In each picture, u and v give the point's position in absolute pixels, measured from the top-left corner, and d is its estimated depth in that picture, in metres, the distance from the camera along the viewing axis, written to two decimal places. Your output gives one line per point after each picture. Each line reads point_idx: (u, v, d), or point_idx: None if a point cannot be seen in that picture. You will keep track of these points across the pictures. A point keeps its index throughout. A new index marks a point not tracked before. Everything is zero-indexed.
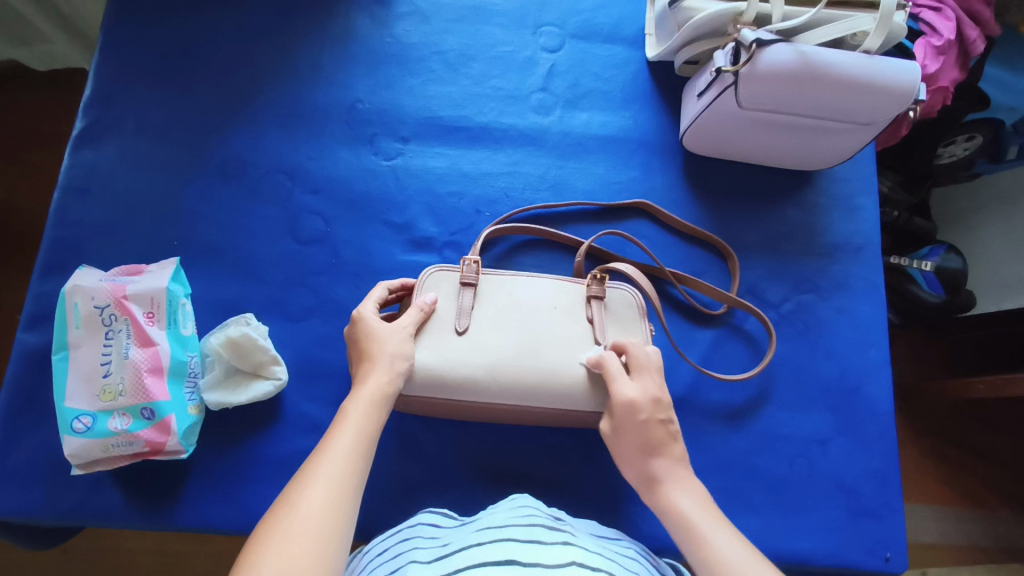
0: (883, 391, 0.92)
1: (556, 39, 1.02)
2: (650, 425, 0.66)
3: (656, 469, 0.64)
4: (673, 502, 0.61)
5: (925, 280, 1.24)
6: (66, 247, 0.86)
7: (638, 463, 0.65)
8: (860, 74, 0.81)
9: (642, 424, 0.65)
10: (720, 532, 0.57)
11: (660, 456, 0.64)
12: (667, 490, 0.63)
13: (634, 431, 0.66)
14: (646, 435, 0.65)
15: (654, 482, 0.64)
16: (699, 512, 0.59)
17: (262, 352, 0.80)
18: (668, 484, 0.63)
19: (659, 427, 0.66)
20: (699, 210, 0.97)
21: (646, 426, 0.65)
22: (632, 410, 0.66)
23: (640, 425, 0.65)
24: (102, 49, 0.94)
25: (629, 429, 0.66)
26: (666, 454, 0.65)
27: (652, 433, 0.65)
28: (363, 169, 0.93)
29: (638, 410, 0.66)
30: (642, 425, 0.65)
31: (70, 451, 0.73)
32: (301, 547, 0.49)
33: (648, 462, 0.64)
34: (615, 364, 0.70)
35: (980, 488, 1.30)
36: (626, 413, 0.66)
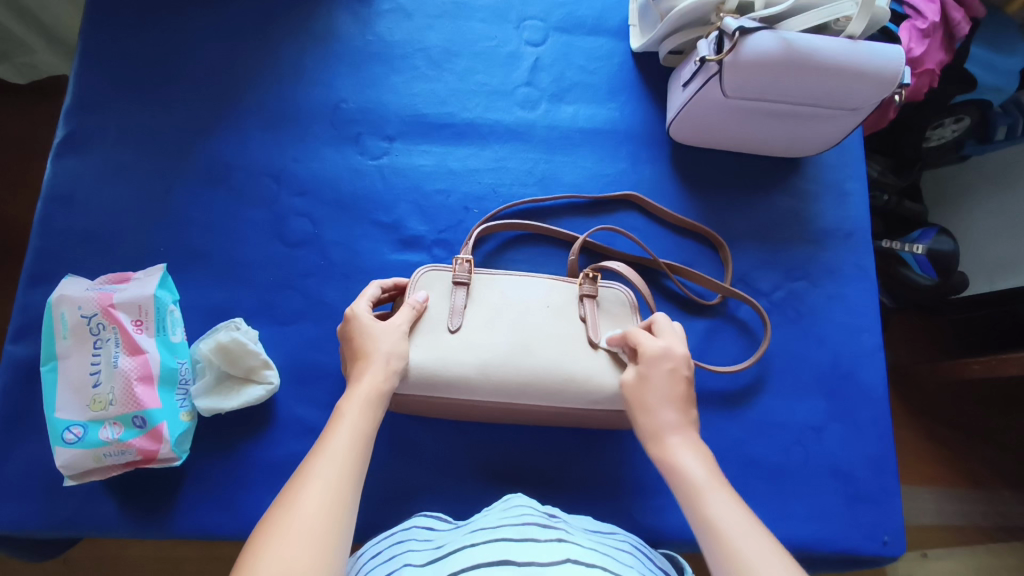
0: (877, 376, 0.92)
1: (539, 32, 1.01)
2: (673, 376, 0.64)
3: (662, 419, 0.62)
4: (676, 459, 0.59)
5: (917, 263, 1.24)
6: (52, 257, 0.85)
7: (652, 412, 0.63)
8: (845, 60, 0.80)
9: (666, 373, 0.64)
10: (720, 495, 0.55)
11: (672, 408, 0.63)
12: (669, 443, 0.61)
13: (659, 378, 0.64)
14: (664, 388, 0.64)
15: (658, 433, 0.61)
16: (703, 473, 0.57)
17: (253, 356, 0.80)
18: (670, 437, 0.61)
19: (680, 380, 0.64)
20: (688, 200, 0.97)
21: (670, 375, 0.64)
22: (659, 357, 0.65)
23: (663, 372, 0.64)
24: (82, 56, 0.94)
25: (653, 372, 0.64)
26: (677, 408, 0.63)
27: (674, 385, 0.64)
28: (349, 169, 0.92)
29: (667, 360, 0.65)
30: (667, 373, 0.64)
31: (62, 462, 0.73)
32: (299, 553, 0.48)
33: (658, 411, 0.63)
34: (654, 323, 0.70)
35: (976, 468, 1.31)
36: (653, 360, 0.65)
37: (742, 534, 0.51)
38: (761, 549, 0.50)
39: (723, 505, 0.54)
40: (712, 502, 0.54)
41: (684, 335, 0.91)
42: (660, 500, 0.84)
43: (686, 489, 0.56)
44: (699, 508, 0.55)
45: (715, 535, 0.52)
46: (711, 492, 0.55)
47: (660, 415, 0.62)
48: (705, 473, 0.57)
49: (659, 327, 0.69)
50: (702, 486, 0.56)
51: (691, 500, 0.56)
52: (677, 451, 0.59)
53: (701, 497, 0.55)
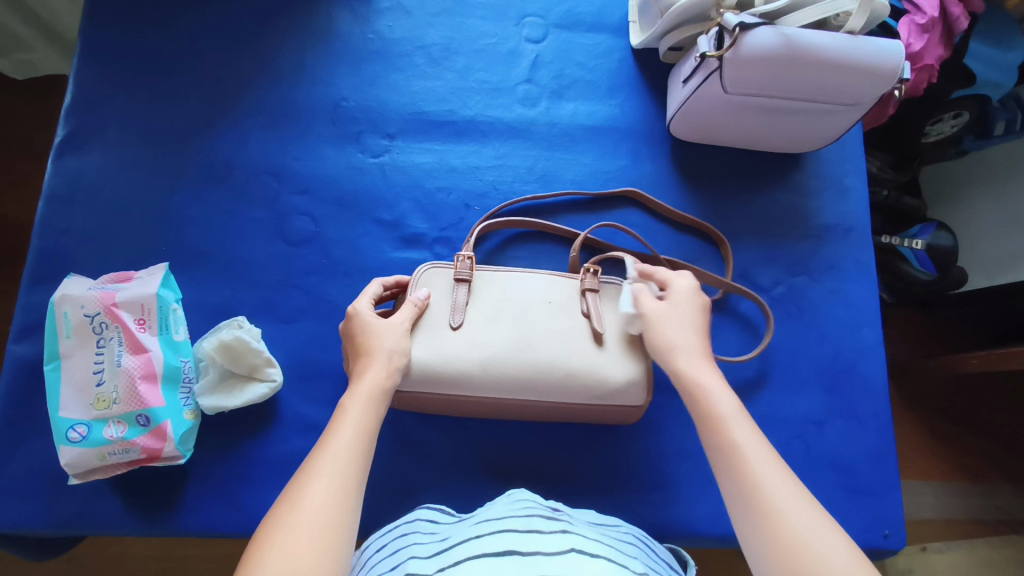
0: (878, 371, 0.92)
1: (539, 29, 1.02)
2: (684, 328, 0.68)
3: (684, 341, 0.67)
4: (732, 446, 0.57)
5: (916, 259, 1.24)
6: (53, 257, 0.86)
7: (670, 359, 0.66)
8: (844, 55, 0.81)
9: (676, 324, 0.68)
10: (782, 482, 0.54)
11: (698, 335, 0.68)
12: (687, 362, 0.66)
13: (676, 333, 0.68)
14: (698, 360, 0.66)
15: (678, 350, 0.66)
16: (763, 461, 0.55)
17: (255, 354, 0.80)
18: (689, 358, 0.66)
19: (694, 332, 0.68)
20: (689, 197, 0.97)
21: (677, 327, 0.68)
22: (671, 312, 0.69)
23: (672, 324, 0.68)
24: (82, 55, 0.93)
25: (660, 325, 0.69)
26: (698, 336, 0.68)
27: (684, 334, 0.68)
28: (350, 167, 0.92)
29: (671, 313, 0.69)
30: (675, 323, 0.68)
31: (66, 461, 0.73)
32: (303, 549, 0.49)
33: (682, 333, 0.68)
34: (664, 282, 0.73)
35: (975, 462, 1.31)
36: (659, 315, 0.69)
37: (809, 525, 0.50)
38: (774, 469, 0.55)
39: (783, 493, 0.53)
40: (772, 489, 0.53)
41: None
42: (662, 495, 0.84)
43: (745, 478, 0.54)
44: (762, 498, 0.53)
45: (731, 452, 0.57)
46: (776, 483, 0.53)
47: (677, 363, 0.66)
48: (768, 462, 0.55)
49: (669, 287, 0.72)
50: (762, 477, 0.54)
51: (747, 485, 0.54)
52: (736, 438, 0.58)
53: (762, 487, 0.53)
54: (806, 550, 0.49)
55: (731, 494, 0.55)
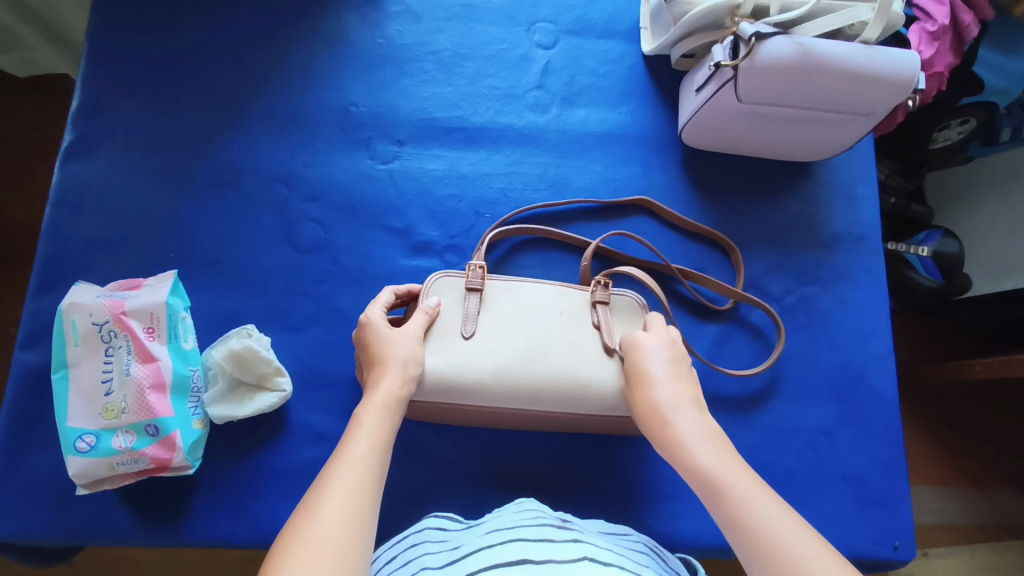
0: (889, 381, 0.92)
1: (550, 35, 1.01)
2: (658, 358, 0.70)
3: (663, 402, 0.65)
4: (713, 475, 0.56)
5: (922, 266, 1.24)
6: (60, 263, 0.85)
7: (646, 394, 0.67)
8: (860, 66, 0.80)
9: (650, 354, 0.70)
10: (764, 500, 0.53)
11: (663, 386, 0.67)
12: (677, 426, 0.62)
13: (653, 365, 0.69)
14: (682, 403, 0.64)
15: (664, 415, 0.64)
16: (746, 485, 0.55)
17: (265, 364, 0.79)
18: (676, 421, 0.63)
19: (668, 363, 0.69)
20: (700, 205, 0.96)
21: (653, 358, 0.70)
22: (646, 344, 0.71)
23: (645, 353, 0.71)
24: (90, 59, 0.92)
25: (637, 357, 0.71)
26: (676, 390, 0.66)
27: (659, 362, 0.69)
28: (360, 173, 0.92)
29: (645, 343, 0.71)
30: (650, 353, 0.70)
31: (74, 471, 0.72)
32: (321, 561, 0.48)
33: (654, 395, 0.66)
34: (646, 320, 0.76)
35: (979, 468, 1.31)
36: (634, 347, 0.72)
37: (799, 538, 0.49)
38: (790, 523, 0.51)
39: (768, 511, 0.52)
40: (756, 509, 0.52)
41: (696, 340, 0.91)
42: (672, 506, 0.84)
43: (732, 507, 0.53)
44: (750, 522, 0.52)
45: (739, 520, 0.52)
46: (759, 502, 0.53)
47: (657, 395, 0.66)
48: (748, 484, 0.55)
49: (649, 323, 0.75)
50: (748, 499, 0.53)
51: (734, 513, 0.53)
52: (716, 467, 0.57)
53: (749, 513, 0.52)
54: None
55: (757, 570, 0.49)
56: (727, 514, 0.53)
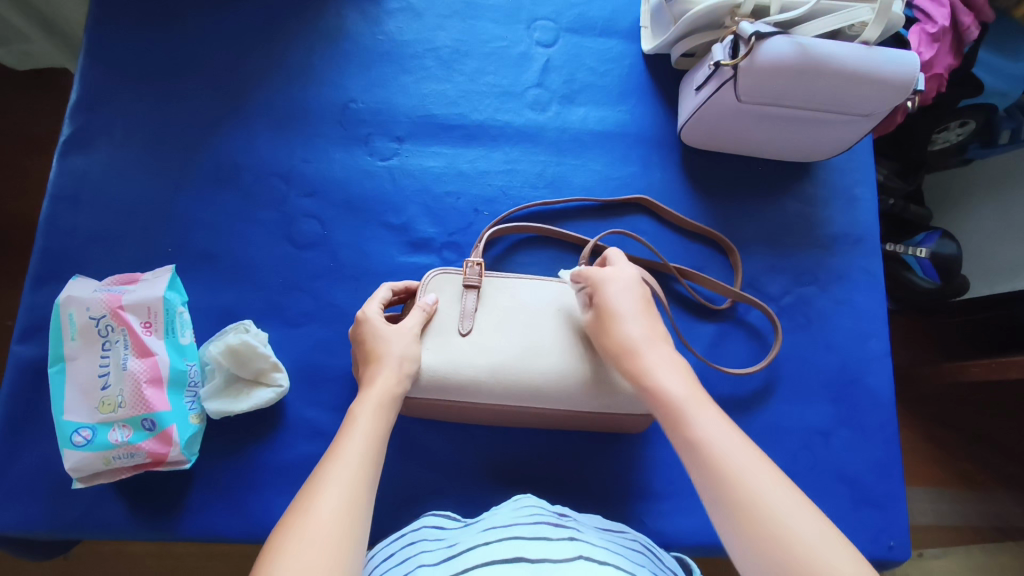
0: (886, 382, 0.92)
1: (550, 33, 1.01)
2: (627, 294, 0.66)
3: (632, 336, 0.63)
4: (704, 440, 0.52)
5: (920, 267, 1.24)
6: (58, 257, 0.85)
7: (618, 332, 0.64)
8: (858, 66, 0.80)
9: (617, 292, 0.66)
10: (763, 472, 0.49)
11: (631, 323, 0.64)
12: (645, 360, 0.61)
13: (622, 302, 0.65)
14: (650, 336, 0.63)
15: (632, 351, 0.62)
16: (740, 451, 0.51)
17: (262, 359, 0.79)
18: (645, 354, 0.61)
19: (638, 300, 0.66)
20: (698, 204, 0.96)
21: (622, 294, 0.66)
22: (612, 282, 0.67)
23: (611, 294, 0.66)
24: (88, 52, 0.92)
25: (602, 298, 0.66)
26: (644, 325, 0.64)
27: (629, 301, 0.65)
28: (359, 170, 0.92)
29: (612, 283, 0.67)
30: (617, 292, 0.66)
31: (70, 465, 0.72)
32: (316, 556, 0.48)
33: (622, 332, 0.64)
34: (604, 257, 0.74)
35: (975, 470, 1.32)
36: (600, 288, 0.67)
37: (796, 518, 0.46)
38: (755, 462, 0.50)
39: (766, 486, 0.48)
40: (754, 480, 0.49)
41: (693, 339, 0.91)
42: (667, 504, 0.84)
43: (726, 479, 0.49)
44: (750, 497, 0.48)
45: (706, 458, 0.51)
46: (760, 475, 0.49)
47: (626, 333, 0.63)
48: (744, 452, 0.51)
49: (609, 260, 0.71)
50: (747, 473, 0.49)
51: (711, 459, 0.51)
52: (711, 434, 0.53)
53: (746, 486, 0.48)
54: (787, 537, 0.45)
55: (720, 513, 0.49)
56: (718, 486, 0.49)
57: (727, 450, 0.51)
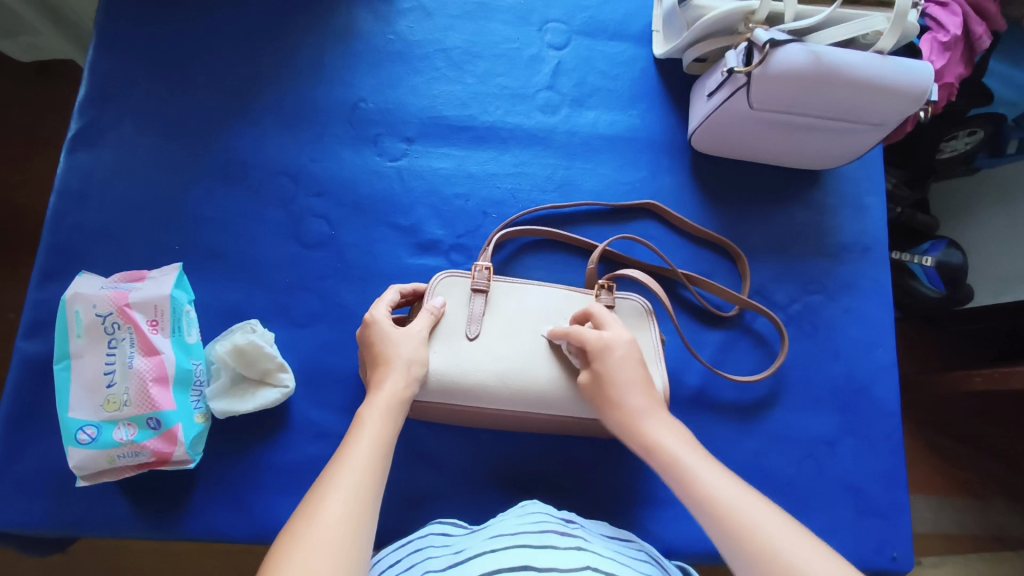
0: (893, 392, 0.92)
1: (562, 36, 1.00)
2: (628, 362, 0.66)
3: (636, 407, 0.63)
4: (713, 494, 0.54)
5: (926, 276, 1.24)
6: (64, 253, 0.84)
7: (620, 405, 0.64)
8: (872, 75, 0.80)
9: (621, 361, 0.66)
10: (767, 516, 0.51)
11: (636, 393, 0.64)
12: (648, 429, 0.62)
13: (624, 372, 0.65)
14: (651, 405, 0.64)
15: (635, 422, 0.63)
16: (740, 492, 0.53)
17: (269, 359, 0.79)
18: (647, 422, 0.62)
19: (640, 367, 0.66)
20: (707, 211, 0.96)
21: (624, 364, 0.66)
22: (615, 349, 0.67)
23: (616, 363, 0.66)
24: (98, 47, 0.92)
25: (606, 366, 0.66)
26: (645, 392, 0.64)
27: (630, 370, 0.66)
28: (367, 170, 0.91)
29: (614, 350, 0.67)
30: (621, 360, 0.66)
31: (75, 463, 0.72)
32: (322, 563, 0.47)
33: (626, 403, 0.64)
34: (595, 315, 0.72)
35: (976, 479, 1.31)
36: (605, 355, 0.67)
37: (814, 558, 0.47)
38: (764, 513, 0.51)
39: (781, 530, 0.49)
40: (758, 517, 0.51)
41: (700, 346, 0.91)
42: (670, 511, 0.83)
43: (733, 522, 0.51)
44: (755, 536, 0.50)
45: (720, 520, 0.52)
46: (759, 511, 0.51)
47: (630, 404, 0.64)
48: (751, 500, 0.53)
49: (602, 320, 0.70)
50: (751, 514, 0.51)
51: (723, 520, 0.52)
52: (711, 478, 0.55)
53: (752, 524, 0.50)
54: None
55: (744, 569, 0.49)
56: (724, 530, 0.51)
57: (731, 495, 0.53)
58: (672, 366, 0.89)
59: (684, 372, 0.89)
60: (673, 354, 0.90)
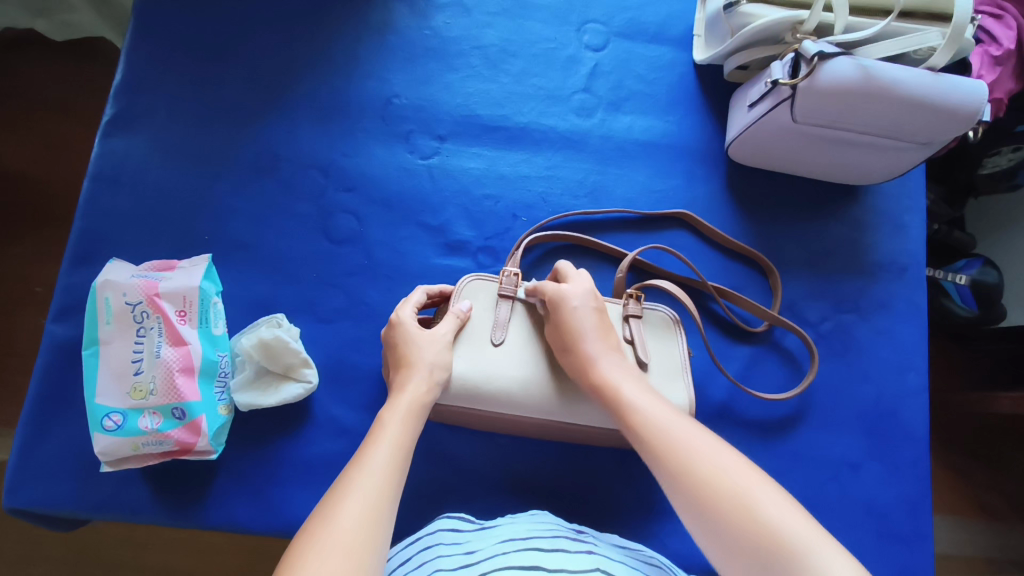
0: (922, 418, 0.89)
1: (600, 37, 0.98)
2: (585, 311, 0.72)
3: (590, 350, 0.69)
4: (647, 420, 0.60)
5: (959, 294, 1.18)
6: (96, 238, 0.85)
7: (578, 348, 0.70)
8: (924, 92, 0.77)
9: (577, 310, 0.71)
10: (694, 434, 0.57)
11: (594, 340, 0.70)
12: (601, 369, 0.68)
13: (582, 320, 0.71)
14: (607, 349, 0.70)
15: (590, 362, 0.69)
16: (733, 467, 0.52)
17: (293, 354, 0.79)
18: (601, 365, 0.68)
19: (595, 315, 0.72)
20: (741, 223, 0.94)
21: (581, 312, 0.71)
22: (570, 299, 0.72)
23: (573, 311, 0.71)
24: (134, 33, 0.92)
25: (562, 313, 0.71)
26: (602, 338, 0.71)
27: (587, 318, 0.71)
28: (398, 167, 0.90)
29: (570, 301, 0.72)
30: (577, 309, 0.71)
31: (100, 449, 0.73)
32: (342, 563, 0.46)
33: (582, 345, 0.70)
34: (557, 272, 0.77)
35: (996, 500, 1.26)
36: (561, 303, 0.72)
37: (730, 465, 0.53)
38: (687, 430, 0.57)
39: (704, 445, 0.55)
40: (748, 489, 0.50)
41: (725, 360, 0.90)
42: (686, 526, 0.82)
43: (729, 501, 0.50)
44: (749, 513, 0.48)
45: (657, 438, 0.58)
46: (745, 480, 0.51)
47: (586, 347, 0.70)
48: (679, 422, 0.59)
49: (563, 272, 0.77)
50: (747, 493, 0.50)
51: (657, 441, 0.57)
52: (700, 454, 0.54)
53: (747, 503, 0.49)
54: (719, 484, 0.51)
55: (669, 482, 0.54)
56: (714, 513, 0.50)
57: (729, 474, 0.52)
58: (697, 378, 0.88)
59: (709, 386, 0.88)
60: (698, 366, 0.89)
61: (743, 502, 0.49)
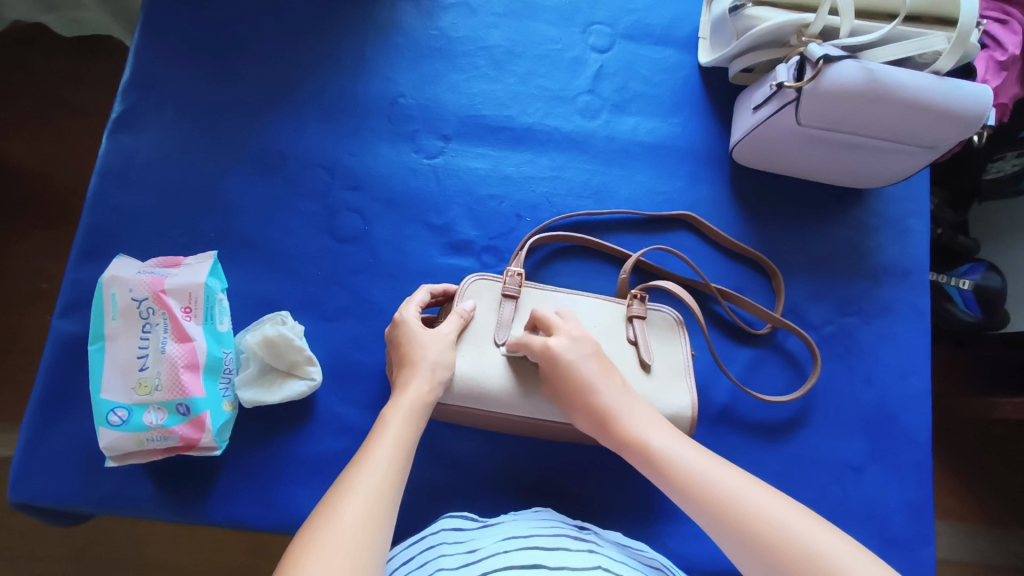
0: (925, 422, 0.89)
1: (606, 38, 0.99)
2: (585, 359, 0.69)
3: (600, 403, 0.66)
4: (688, 467, 0.58)
5: (962, 300, 1.17)
6: (103, 234, 0.85)
7: (587, 403, 0.67)
8: (929, 96, 0.77)
9: (575, 363, 0.68)
10: (744, 484, 0.55)
11: (600, 390, 0.67)
12: (619, 421, 0.65)
13: (586, 370, 0.68)
14: (617, 393, 0.67)
15: (606, 417, 0.66)
16: (791, 516, 0.52)
17: (297, 352, 0.79)
18: (618, 412, 0.66)
19: (593, 360, 0.69)
20: (745, 225, 0.94)
21: (580, 363, 0.68)
22: (563, 352, 0.69)
23: (571, 364, 0.68)
24: (143, 30, 0.93)
25: (561, 368, 0.68)
26: (607, 381, 0.68)
27: (586, 367, 0.68)
28: (403, 166, 0.91)
29: (565, 351, 0.69)
30: (575, 360, 0.68)
31: (106, 443, 0.73)
32: (342, 560, 0.46)
33: (591, 400, 0.67)
34: (540, 322, 0.73)
35: (1000, 507, 1.26)
36: (556, 359, 0.69)
37: (791, 516, 0.51)
38: (732, 480, 0.56)
39: (755, 493, 0.54)
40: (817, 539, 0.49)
41: (728, 363, 0.90)
42: (688, 528, 0.83)
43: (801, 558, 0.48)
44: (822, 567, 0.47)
45: (706, 492, 0.56)
46: (810, 531, 0.50)
47: (597, 400, 0.67)
48: (723, 470, 0.57)
49: (548, 325, 0.72)
50: (814, 541, 0.49)
51: (709, 498, 0.55)
52: (755, 506, 0.53)
53: (817, 554, 0.48)
54: (787, 537, 0.50)
55: (728, 539, 0.53)
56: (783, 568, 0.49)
57: (789, 525, 0.51)
58: (700, 380, 0.89)
59: (712, 388, 0.88)
60: (701, 368, 0.89)
61: (816, 554, 0.48)
